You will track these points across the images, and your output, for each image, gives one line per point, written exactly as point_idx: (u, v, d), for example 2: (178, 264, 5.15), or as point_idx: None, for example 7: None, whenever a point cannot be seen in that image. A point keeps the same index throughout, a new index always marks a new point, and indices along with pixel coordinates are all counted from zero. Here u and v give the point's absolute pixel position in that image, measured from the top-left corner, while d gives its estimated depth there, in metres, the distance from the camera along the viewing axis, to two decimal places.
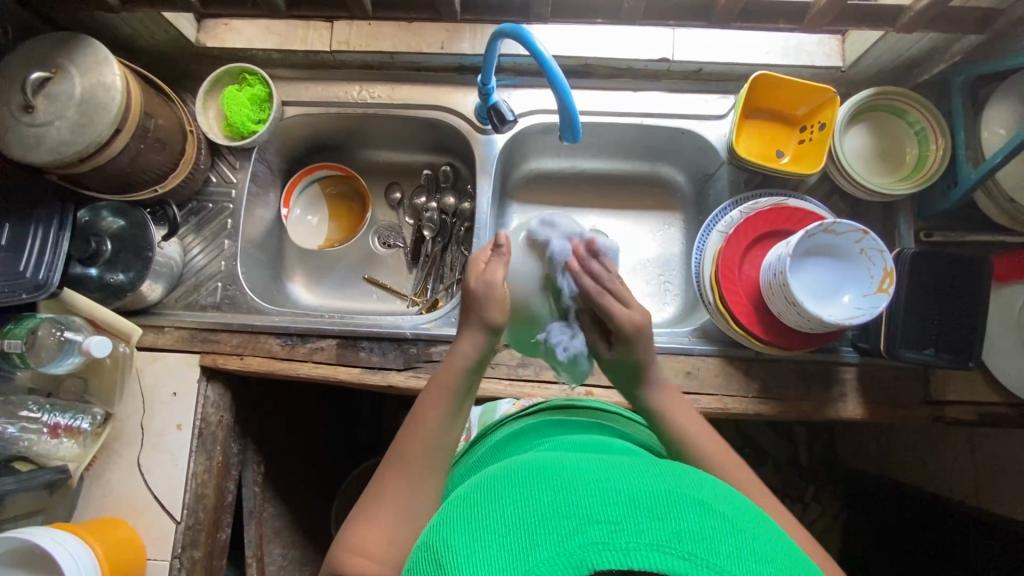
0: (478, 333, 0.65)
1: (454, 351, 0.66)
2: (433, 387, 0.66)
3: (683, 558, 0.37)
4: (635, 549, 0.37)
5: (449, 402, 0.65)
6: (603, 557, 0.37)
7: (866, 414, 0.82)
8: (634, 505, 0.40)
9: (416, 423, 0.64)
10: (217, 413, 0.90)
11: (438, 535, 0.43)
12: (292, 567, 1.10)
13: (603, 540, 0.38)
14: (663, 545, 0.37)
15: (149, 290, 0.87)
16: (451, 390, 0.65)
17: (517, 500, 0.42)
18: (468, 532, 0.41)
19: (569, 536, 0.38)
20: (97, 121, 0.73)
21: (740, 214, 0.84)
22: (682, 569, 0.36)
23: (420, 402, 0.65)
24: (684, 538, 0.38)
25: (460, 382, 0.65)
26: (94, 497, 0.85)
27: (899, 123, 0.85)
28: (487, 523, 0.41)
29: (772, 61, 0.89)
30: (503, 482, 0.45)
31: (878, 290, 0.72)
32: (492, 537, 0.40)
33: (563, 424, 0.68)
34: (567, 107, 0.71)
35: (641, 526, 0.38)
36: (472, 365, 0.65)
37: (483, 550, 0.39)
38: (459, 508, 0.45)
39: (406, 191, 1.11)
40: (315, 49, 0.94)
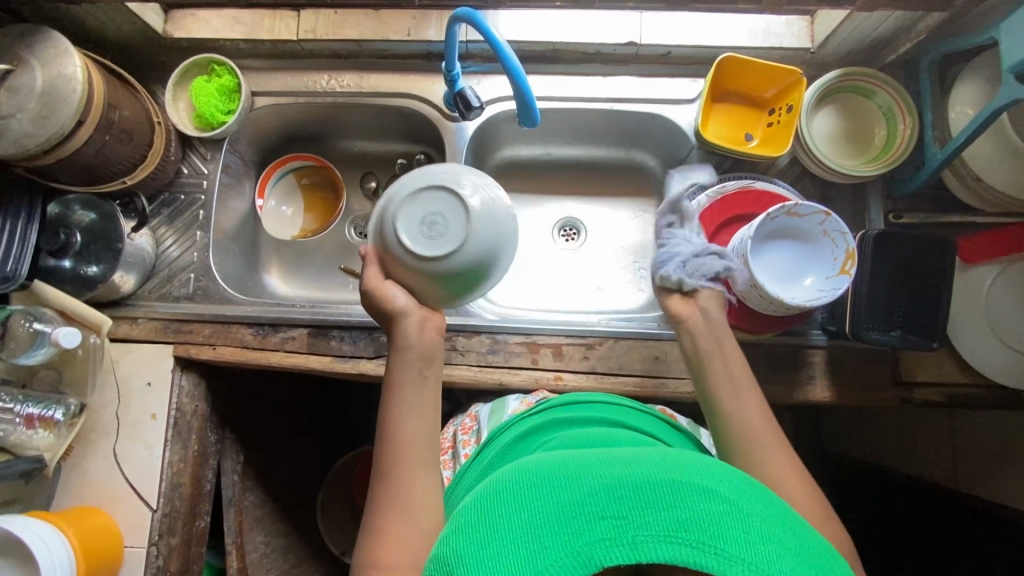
0: (411, 322, 0.64)
1: (399, 345, 0.65)
2: (391, 387, 0.65)
3: (690, 547, 0.40)
4: (642, 542, 0.41)
5: (409, 397, 0.64)
6: (610, 552, 0.41)
7: (835, 396, 0.82)
8: (639, 500, 0.43)
9: (390, 425, 0.63)
10: (192, 402, 0.91)
11: (451, 545, 0.46)
12: (276, 555, 1.11)
13: (610, 536, 0.41)
14: (669, 536, 0.41)
15: (121, 281, 0.88)
16: (411, 381, 0.64)
17: (525, 507, 0.45)
18: (479, 542, 0.44)
19: (577, 535, 0.42)
20: (58, 113, 0.73)
21: (706, 198, 0.83)
22: (689, 557, 0.40)
23: (385, 403, 0.64)
24: (690, 527, 0.41)
25: (413, 370, 0.64)
26: (70, 487, 0.86)
27: (867, 103, 0.85)
28: (497, 530, 0.45)
29: (740, 43, 0.89)
30: (511, 486, 0.48)
31: (840, 272, 0.72)
32: (505, 544, 0.43)
33: (570, 422, 0.70)
34: (524, 92, 0.70)
35: (647, 519, 0.42)
36: (418, 354, 0.65)
37: (496, 554, 0.43)
38: (471, 514, 0.48)
39: (382, 180, 1.11)
40: (282, 39, 0.94)
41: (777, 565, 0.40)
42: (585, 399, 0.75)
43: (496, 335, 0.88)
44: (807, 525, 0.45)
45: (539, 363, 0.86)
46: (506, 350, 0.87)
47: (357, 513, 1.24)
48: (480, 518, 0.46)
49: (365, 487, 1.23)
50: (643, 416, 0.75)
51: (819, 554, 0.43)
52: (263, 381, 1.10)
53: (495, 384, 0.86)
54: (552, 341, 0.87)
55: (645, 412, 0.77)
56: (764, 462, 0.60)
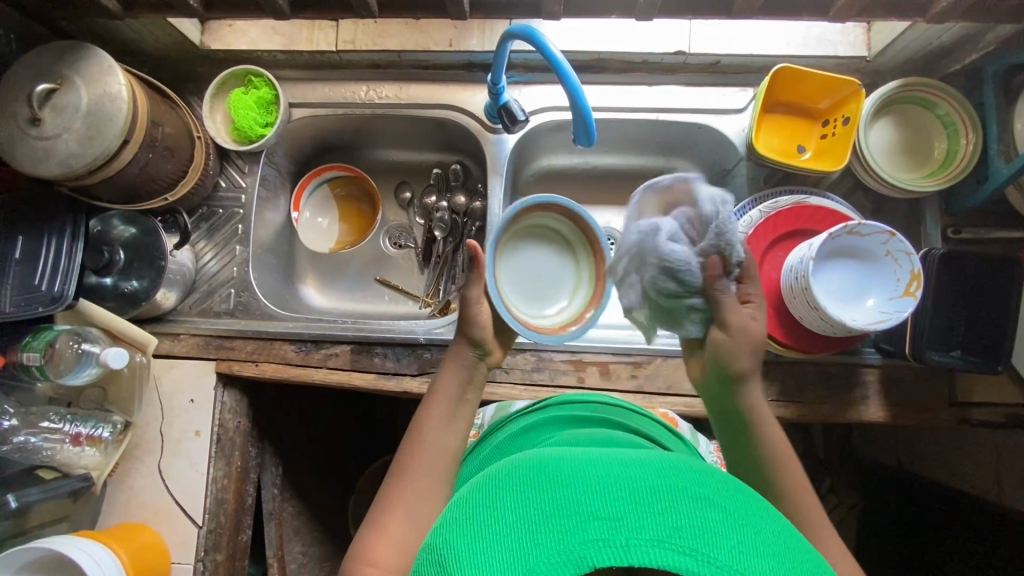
0: (466, 347, 0.72)
1: (450, 364, 0.72)
2: (429, 398, 0.69)
3: (684, 553, 0.38)
4: (635, 545, 0.39)
5: (446, 409, 0.68)
6: (602, 553, 0.39)
7: (888, 417, 0.81)
8: (634, 502, 0.42)
9: (418, 432, 0.65)
10: (234, 418, 0.91)
11: (442, 539, 0.45)
12: (313, 564, 1.11)
13: (602, 536, 0.40)
14: (663, 540, 0.39)
15: (163, 298, 0.88)
16: (450, 400, 0.68)
17: (518, 504, 0.44)
18: (470, 533, 0.43)
19: (568, 533, 0.40)
20: (104, 133, 0.72)
21: (760, 214, 0.82)
22: (681, 564, 0.38)
23: (421, 410, 0.67)
24: (683, 533, 0.40)
25: (455, 389, 0.70)
26: (117, 503, 0.86)
27: (928, 115, 0.82)
28: (489, 524, 0.43)
29: (793, 52, 0.86)
30: (507, 482, 0.47)
31: (905, 294, 0.70)
32: (494, 539, 0.42)
33: (570, 418, 0.71)
34: (581, 108, 0.68)
35: (642, 522, 0.40)
36: (463, 375, 0.71)
37: (484, 549, 0.41)
38: (465, 508, 0.47)
39: (416, 190, 1.10)
40: (321, 49, 0.92)
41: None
42: (586, 400, 0.77)
43: (541, 353, 0.87)
44: (808, 546, 0.43)
45: (585, 381, 0.85)
46: (550, 368, 0.86)
47: None
48: (473, 512, 0.45)
49: None
50: (655, 425, 0.74)
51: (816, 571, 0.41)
52: (299, 392, 1.10)
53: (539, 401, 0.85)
54: (598, 358, 0.85)
55: (640, 412, 0.77)
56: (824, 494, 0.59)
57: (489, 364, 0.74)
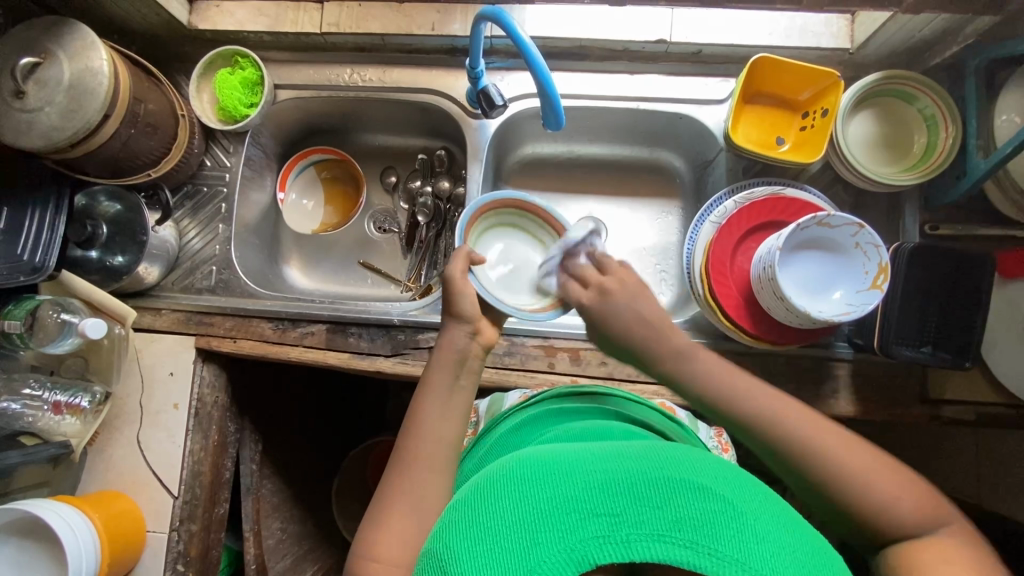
0: (458, 326, 0.69)
1: (442, 349, 0.69)
2: (424, 387, 0.67)
3: (684, 546, 0.40)
4: (636, 540, 0.41)
5: (441, 398, 0.66)
6: (604, 551, 0.41)
7: (859, 411, 0.80)
8: (634, 498, 0.43)
9: (416, 427, 0.65)
10: (212, 393, 0.93)
11: (444, 541, 0.46)
12: (292, 541, 1.13)
13: (602, 534, 0.42)
14: (663, 535, 0.41)
15: (145, 273, 0.89)
16: (444, 388, 0.67)
17: (517, 502, 0.45)
18: (472, 536, 0.44)
19: (570, 532, 0.42)
20: (85, 107, 0.73)
21: (734, 204, 0.81)
22: (683, 557, 0.40)
23: (416, 401, 0.67)
24: (682, 526, 0.41)
25: (448, 376, 0.67)
26: (96, 472, 0.88)
27: (909, 108, 0.81)
28: (489, 526, 0.44)
29: (774, 43, 0.85)
30: (505, 478, 0.48)
31: (872, 287, 0.70)
32: (496, 540, 0.43)
33: (560, 409, 0.71)
34: (548, 90, 0.67)
35: (642, 517, 0.42)
36: (456, 358, 0.68)
37: (487, 552, 0.43)
38: (465, 508, 0.48)
39: (401, 175, 1.11)
40: (306, 31, 0.93)
41: (770, 565, 0.40)
42: (577, 391, 0.76)
43: (514, 338, 0.87)
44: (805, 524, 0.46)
45: (556, 367, 0.86)
46: (522, 353, 0.86)
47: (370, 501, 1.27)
48: (472, 512, 0.47)
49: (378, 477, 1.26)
50: (649, 411, 0.74)
51: (813, 553, 0.43)
52: (281, 371, 1.12)
53: (510, 385, 0.86)
54: (570, 345, 0.86)
55: (639, 399, 0.77)
56: (828, 469, 0.57)
57: (482, 344, 0.70)
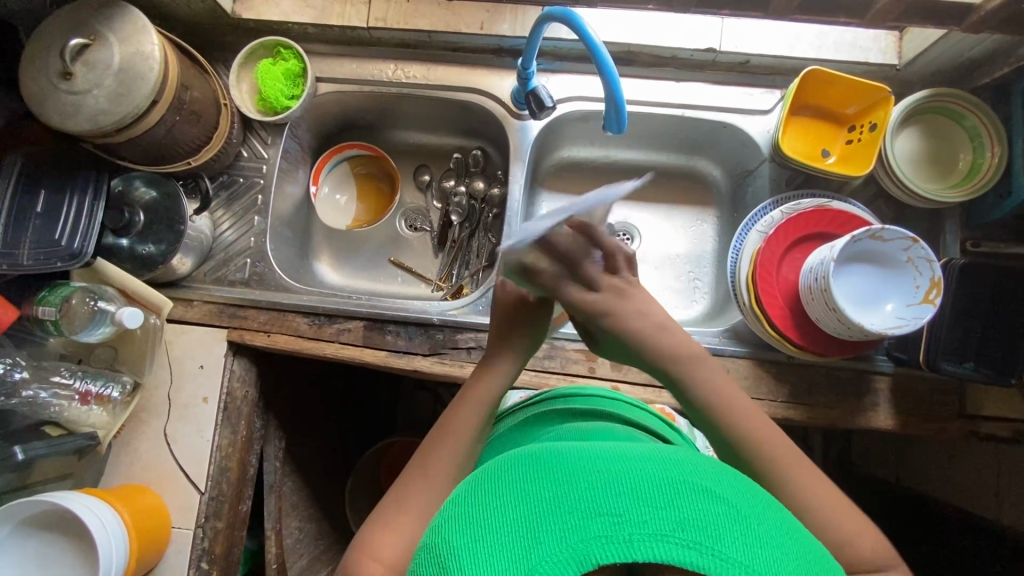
0: (514, 354, 0.70)
1: (489, 370, 0.70)
2: (465, 399, 0.67)
3: (690, 547, 0.38)
4: (638, 540, 0.38)
5: (480, 415, 0.66)
6: (606, 550, 0.38)
7: (897, 425, 0.81)
8: (638, 497, 0.40)
9: (446, 434, 0.64)
10: (242, 387, 0.91)
11: (439, 535, 0.43)
12: (308, 541, 1.11)
13: (604, 533, 0.39)
14: (667, 535, 0.38)
15: (179, 264, 0.87)
16: (483, 406, 0.67)
17: (517, 499, 0.42)
18: (467, 533, 0.41)
19: (569, 531, 0.39)
20: (135, 92, 0.72)
21: (781, 214, 0.82)
22: (688, 557, 0.37)
23: (452, 410, 0.66)
24: (688, 526, 0.39)
25: (492, 396, 0.68)
26: (121, 465, 0.86)
27: (955, 126, 0.82)
28: (484, 521, 0.42)
29: (822, 56, 0.86)
30: (505, 475, 0.46)
31: (924, 301, 0.70)
32: (493, 536, 0.41)
33: (567, 411, 0.70)
34: (614, 94, 0.67)
35: (645, 517, 0.39)
36: (503, 383, 0.69)
37: (482, 550, 0.40)
38: (461, 504, 0.45)
39: (435, 173, 1.10)
40: (352, 25, 0.92)
41: (778, 569, 0.38)
42: (581, 395, 0.76)
43: (554, 341, 0.87)
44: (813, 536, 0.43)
45: (596, 371, 0.85)
46: (562, 356, 0.86)
47: None
48: (468, 508, 0.44)
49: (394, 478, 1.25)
50: (650, 416, 0.74)
51: (819, 560, 0.41)
52: (304, 367, 1.10)
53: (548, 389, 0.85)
54: None
55: (646, 408, 0.77)
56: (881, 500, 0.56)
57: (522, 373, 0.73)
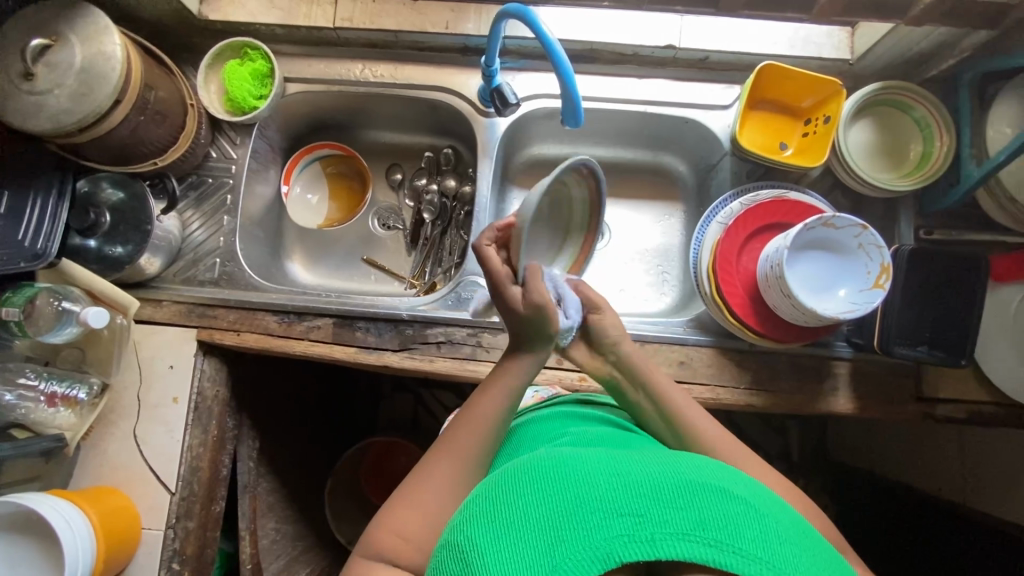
0: (542, 345, 0.67)
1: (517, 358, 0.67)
2: (494, 384, 0.66)
3: (710, 545, 0.40)
4: (660, 539, 0.40)
5: (508, 402, 0.65)
6: (629, 549, 0.40)
7: (857, 409, 0.83)
8: (658, 498, 0.42)
9: (473, 415, 0.64)
10: (213, 387, 0.91)
11: (464, 530, 0.45)
12: (285, 542, 1.11)
13: (626, 532, 0.41)
14: (687, 534, 0.40)
15: (147, 264, 0.87)
16: (509, 392, 0.66)
17: (540, 497, 0.44)
18: (493, 529, 0.43)
19: (593, 530, 0.41)
20: (96, 92, 0.72)
21: (740, 205, 0.83)
22: (709, 555, 0.39)
23: (481, 392, 0.66)
24: (707, 526, 0.41)
25: (519, 385, 0.67)
26: (89, 466, 0.86)
27: (905, 117, 0.85)
28: (511, 519, 0.43)
29: (780, 51, 0.89)
30: (527, 473, 0.47)
31: (874, 286, 0.73)
32: (520, 533, 0.42)
33: (584, 416, 0.71)
34: (570, 90, 0.69)
35: (666, 517, 0.41)
36: (532, 370, 0.68)
37: (508, 547, 0.42)
38: (482, 502, 0.47)
39: (407, 172, 1.11)
40: (318, 25, 0.93)
41: (792, 564, 0.40)
42: (602, 401, 0.76)
43: None
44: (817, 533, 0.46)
45: (564, 362, 0.86)
46: None
47: (365, 502, 1.25)
48: (493, 505, 0.45)
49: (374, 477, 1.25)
50: None
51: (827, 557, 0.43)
52: (279, 368, 1.11)
53: None
54: None
55: None
56: None
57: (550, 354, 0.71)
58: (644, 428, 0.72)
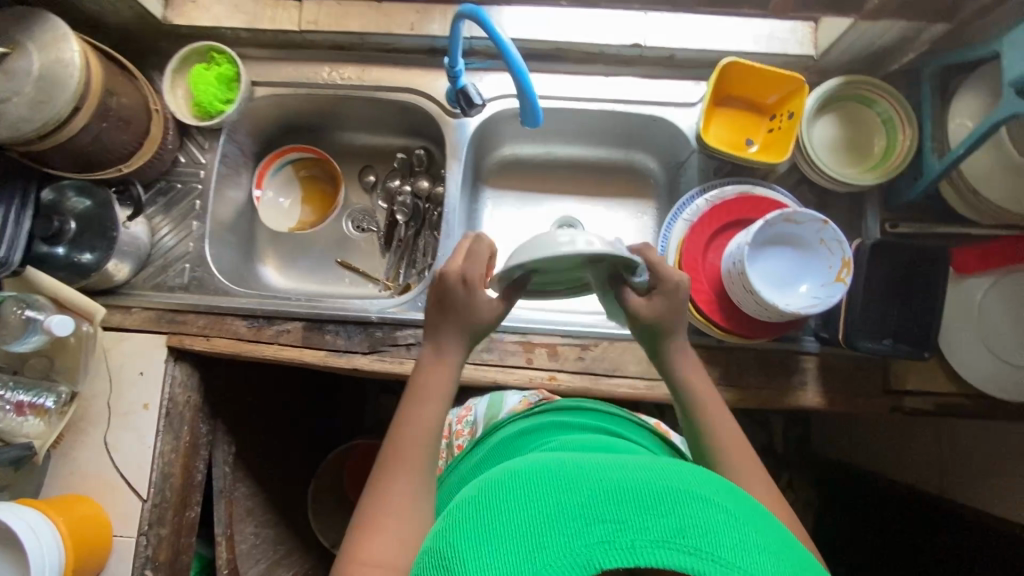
0: (460, 346, 0.68)
1: (439, 364, 0.68)
2: (418, 393, 0.67)
3: (690, 553, 0.38)
4: (640, 546, 0.38)
5: (439, 408, 0.66)
6: (609, 555, 0.38)
7: (825, 403, 0.83)
8: (640, 504, 0.40)
9: (406, 429, 0.65)
10: (184, 394, 0.91)
11: (447, 538, 0.44)
12: (265, 546, 1.11)
13: (606, 539, 0.39)
14: (666, 541, 0.38)
15: (115, 270, 0.87)
16: (438, 398, 0.67)
17: (522, 505, 0.43)
18: (474, 537, 0.42)
19: (574, 537, 0.39)
20: (55, 99, 0.72)
21: (706, 202, 0.85)
22: (689, 564, 0.37)
23: (410, 405, 0.66)
24: (688, 534, 0.39)
25: (447, 389, 0.67)
26: (60, 475, 0.86)
27: (868, 112, 0.85)
28: (492, 527, 0.42)
29: (744, 48, 0.89)
30: (510, 480, 0.46)
31: (836, 280, 0.73)
32: (500, 540, 0.41)
33: (561, 425, 0.71)
34: (526, 91, 0.69)
35: (647, 524, 0.39)
36: (456, 372, 0.68)
37: (487, 555, 0.40)
38: (465, 511, 0.45)
39: (380, 174, 1.11)
40: (284, 29, 0.93)
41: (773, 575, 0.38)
42: (587, 408, 0.76)
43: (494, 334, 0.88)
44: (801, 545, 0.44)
45: (534, 362, 0.87)
46: (500, 349, 0.87)
47: (348, 505, 1.25)
48: (475, 514, 0.44)
49: (355, 479, 1.25)
50: (642, 429, 0.75)
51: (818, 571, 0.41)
52: (256, 372, 1.10)
53: (488, 382, 0.86)
54: (547, 340, 0.87)
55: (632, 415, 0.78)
56: None
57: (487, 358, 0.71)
58: (621, 430, 0.72)
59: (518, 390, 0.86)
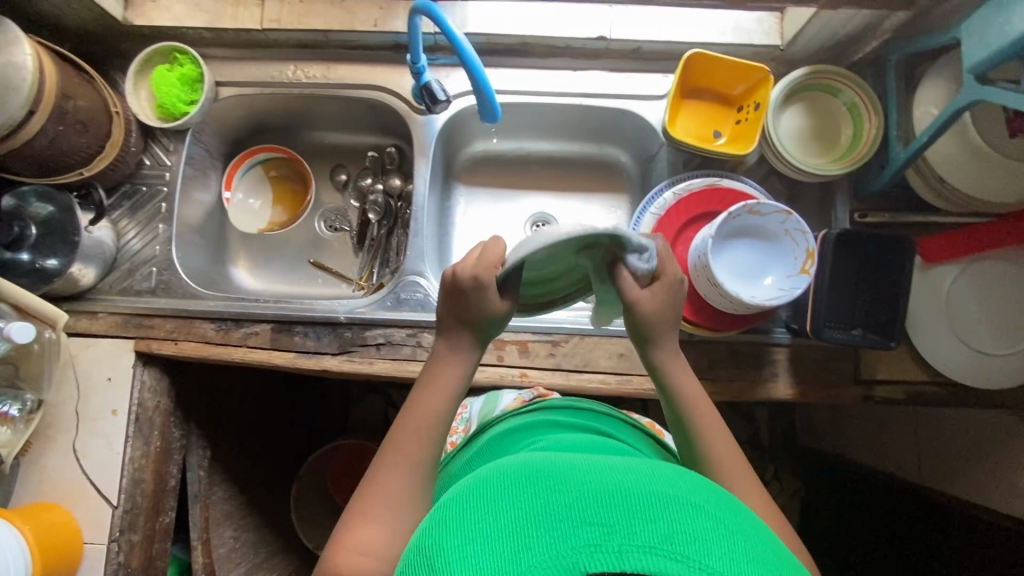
0: (472, 341, 0.66)
1: (451, 354, 0.66)
2: (428, 382, 0.65)
3: (677, 560, 0.36)
4: (627, 551, 0.36)
5: (448, 399, 0.65)
6: (595, 560, 0.36)
7: (797, 394, 0.83)
8: (629, 508, 0.39)
9: (414, 419, 0.63)
10: (154, 398, 0.90)
11: (433, 537, 0.42)
12: (246, 549, 1.10)
13: (593, 542, 0.37)
14: (654, 547, 0.36)
15: (80, 274, 0.86)
16: (447, 389, 0.65)
17: (510, 506, 0.41)
18: (459, 534, 0.40)
19: (561, 539, 0.37)
20: (7, 102, 0.72)
21: (672, 196, 0.83)
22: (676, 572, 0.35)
23: (420, 393, 0.65)
24: (676, 540, 0.37)
25: (459, 381, 0.66)
26: (27, 484, 0.85)
27: (834, 102, 0.85)
28: (479, 526, 0.40)
29: (711, 39, 0.88)
30: (501, 480, 0.44)
31: (800, 272, 0.73)
32: (484, 541, 0.39)
33: (552, 422, 0.70)
34: (483, 87, 0.68)
35: (634, 529, 0.37)
36: (467, 364, 0.66)
37: (472, 555, 0.38)
38: (453, 508, 0.44)
39: (352, 173, 1.10)
40: (246, 27, 0.92)
41: None
42: (581, 407, 0.76)
43: None
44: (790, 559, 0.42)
45: (505, 359, 0.86)
46: None
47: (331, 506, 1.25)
48: (463, 511, 0.42)
49: (338, 479, 1.25)
50: (634, 428, 0.75)
51: None
52: (232, 375, 1.09)
53: None
54: (518, 337, 0.86)
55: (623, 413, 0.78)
56: None
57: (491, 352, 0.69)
58: (609, 427, 0.72)
59: (513, 389, 0.85)
